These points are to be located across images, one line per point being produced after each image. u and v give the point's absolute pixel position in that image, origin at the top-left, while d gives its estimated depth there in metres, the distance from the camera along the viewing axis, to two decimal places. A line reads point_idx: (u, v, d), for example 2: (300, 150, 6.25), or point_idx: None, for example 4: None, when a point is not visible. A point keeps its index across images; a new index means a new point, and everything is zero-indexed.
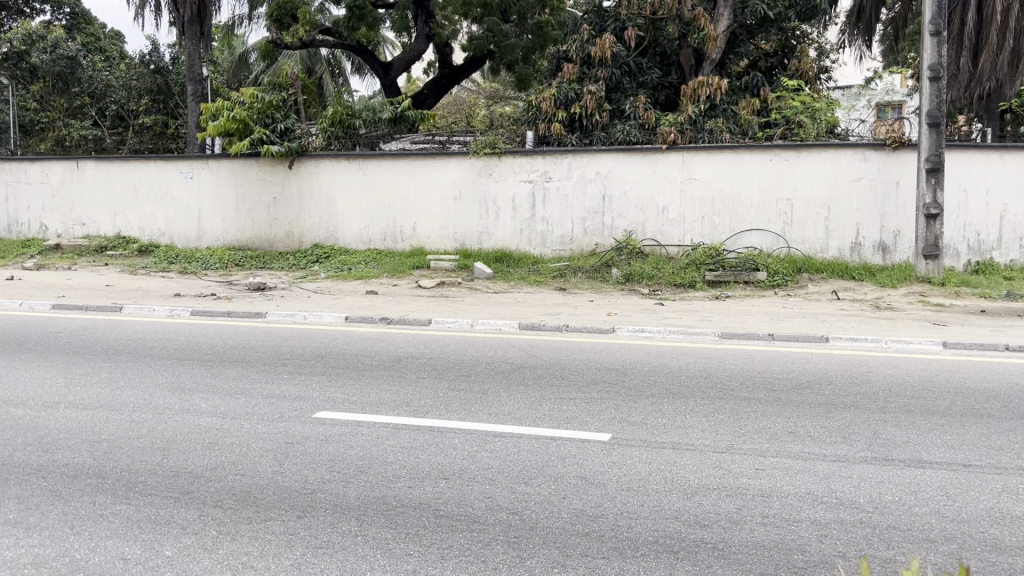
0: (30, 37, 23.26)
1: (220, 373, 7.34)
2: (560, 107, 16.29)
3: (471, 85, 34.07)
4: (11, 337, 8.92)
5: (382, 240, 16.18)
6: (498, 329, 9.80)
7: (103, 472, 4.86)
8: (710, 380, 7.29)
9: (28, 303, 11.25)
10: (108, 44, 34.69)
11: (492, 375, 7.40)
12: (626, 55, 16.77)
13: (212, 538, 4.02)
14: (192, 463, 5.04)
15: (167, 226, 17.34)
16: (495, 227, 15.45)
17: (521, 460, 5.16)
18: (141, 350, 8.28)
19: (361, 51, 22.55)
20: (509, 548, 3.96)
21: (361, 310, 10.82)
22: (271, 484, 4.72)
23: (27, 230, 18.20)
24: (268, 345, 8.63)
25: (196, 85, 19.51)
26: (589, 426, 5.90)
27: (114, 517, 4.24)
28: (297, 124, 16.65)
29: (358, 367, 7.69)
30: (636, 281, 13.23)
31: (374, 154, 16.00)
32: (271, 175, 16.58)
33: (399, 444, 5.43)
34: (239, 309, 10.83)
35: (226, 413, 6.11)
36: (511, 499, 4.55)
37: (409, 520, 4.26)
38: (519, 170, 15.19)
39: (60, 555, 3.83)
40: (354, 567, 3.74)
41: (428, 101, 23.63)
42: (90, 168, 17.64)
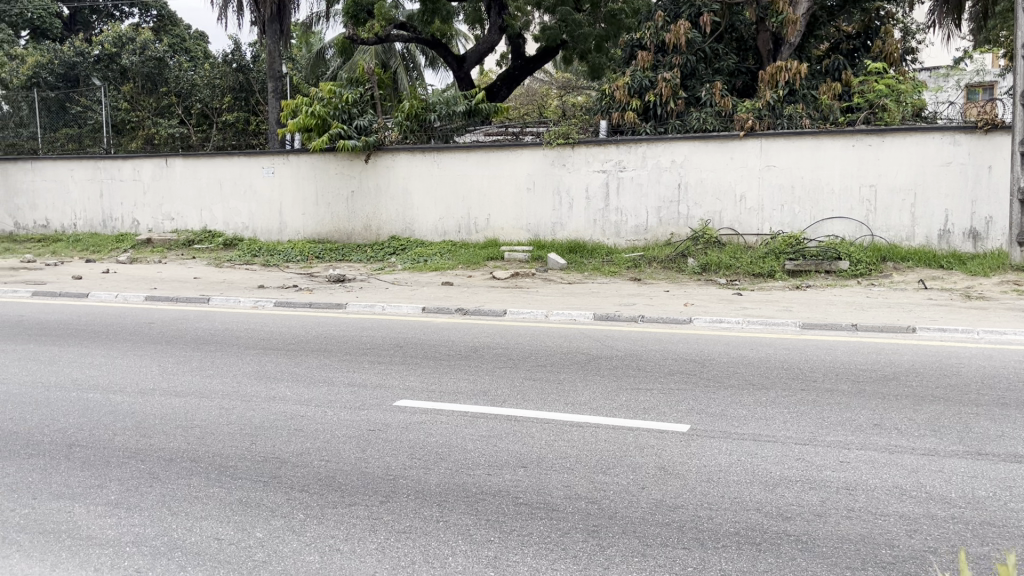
0: (120, 40, 24.50)
1: (303, 362, 7.56)
2: (634, 95, 16.06)
3: (544, 77, 34.10)
4: (108, 327, 9.34)
5: (457, 232, 16.35)
6: (573, 320, 9.79)
7: (196, 456, 5.06)
8: (791, 371, 7.14)
9: (123, 294, 11.77)
10: (194, 43, 35.91)
11: (569, 365, 7.42)
12: (702, 41, 16.46)
13: (300, 521, 4.15)
14: (280, 448, 5.20)
15: (250, 220, 17.88)
16: (569, 217, 15.43)
17: (599, 450, 5.17)
18: (228, 340, 8.57)
19: (435, 45, 22.76)
20: (588, 537, 3.98)
21: (438, 301, 10.95)
22: (355, 470, 4.84)
23: (120, 226, 18.99)
24: (350, 335, 8.82)
25: (276, 82, 20.02)
26: (667, 416, 5.86)
27: (209, 499, 4.42)
28: (374, 119, 16.83)
29: (437, 356, 7.80)
30: (713, 271, 13.02)
31: (448, 147, 16.15)
32: (348, 169, 16.91)
33: (478, 432, 5.50)
34: (320, 301, 11.10)
35: (310, 400, 6.29)
36: (590, 488, 4.57)
37: (489, 507, 4.31)
38: (593, 160, 15.12)
39: (159, 534, 4.02)
40: (436, 552, 3.81)
41: (502, 93, 23.73)
42: (179, 164, 18.30)
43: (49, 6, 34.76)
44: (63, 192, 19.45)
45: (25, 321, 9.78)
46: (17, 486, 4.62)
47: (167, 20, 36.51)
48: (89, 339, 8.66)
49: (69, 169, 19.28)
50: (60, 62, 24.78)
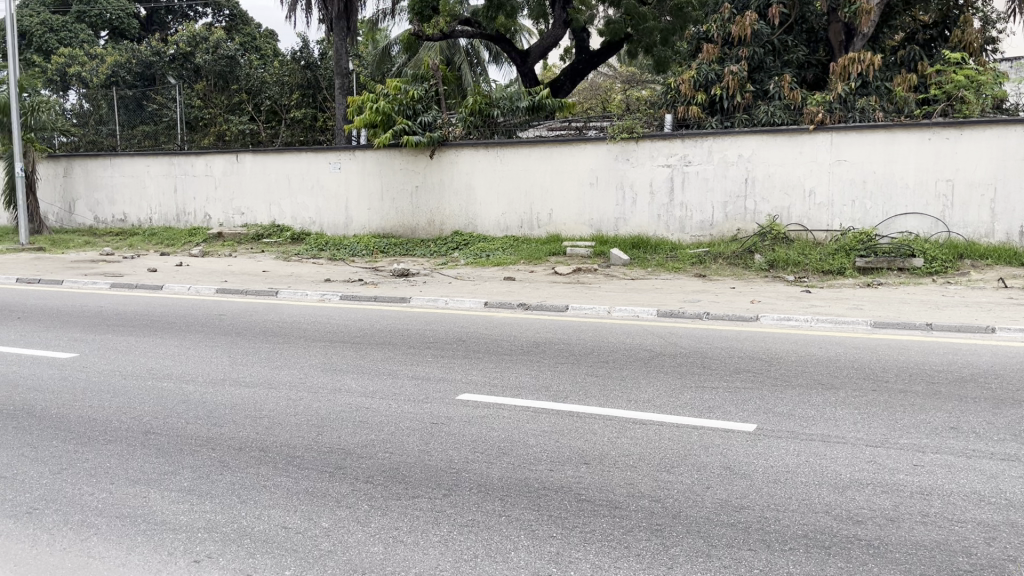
0: (194, 40, 25.25)
1: (368, 354, 7.66)
2: (699, 89, 15.83)
3: (608, 70, 33.85)
4: (182, 319, 9.61)
5: (519, 227, 16.37)
6: (636, 316, 9.71)
7: (265, 446, 5.17)
8: (861, 371, 6.95)
9: (195, 287, 12.10)
10: (264, 40, 36.74)
11: (632, 362, 7.35)
12: (770, 33, 16.15)
13: (365, 512, 4.20)
14: (345, 440, 5.28)
15: (317, 215, 18.20)
16: (633, 212, 15.30)
17: (663, 448, 5.10)
18: (295, 332, 8.75)
19: (499, 41, 22.82)
20: (652, 535, 3.93)
21: (500, 296, 10.99)
22: (419, 462, 4.89)
23: (193, 220, 19.54)
24: (414, 329, 8.89)
25: (343, 79, 20.33)
26: (732, 416, 5.76)
27: (276, 488, 4.51)
28: (438, 115, 16.97)
29: (499, 351, 7.82)
30: (780, 268, 12.76)
31: (511, 142, 16.18)
32: (413, 165, 17.08)
33: (540, 427, 5.49)
34: (385, 294, 11.25)
35: (374, 392, 6.37)
36: (653, 486, 4.51)
37: (551, 503, 4.30)
38: (658, 155, 14.96)
39: (229, 521, 4.12)
40: (499, 547, 3.82)
41: (565, 88, 23.67)
42: (249, 160, 18.73)
43: (127, 6, 36.00)
44: (140, 187, 20.08)
45: (103, 312, 10.13)
46: (96, 471, 4.79)
47: (239, 20, 37.46)
48: (164, 330, 8.94)
49: (146, 165, 19.91)
50: (138, 62, 25.55)
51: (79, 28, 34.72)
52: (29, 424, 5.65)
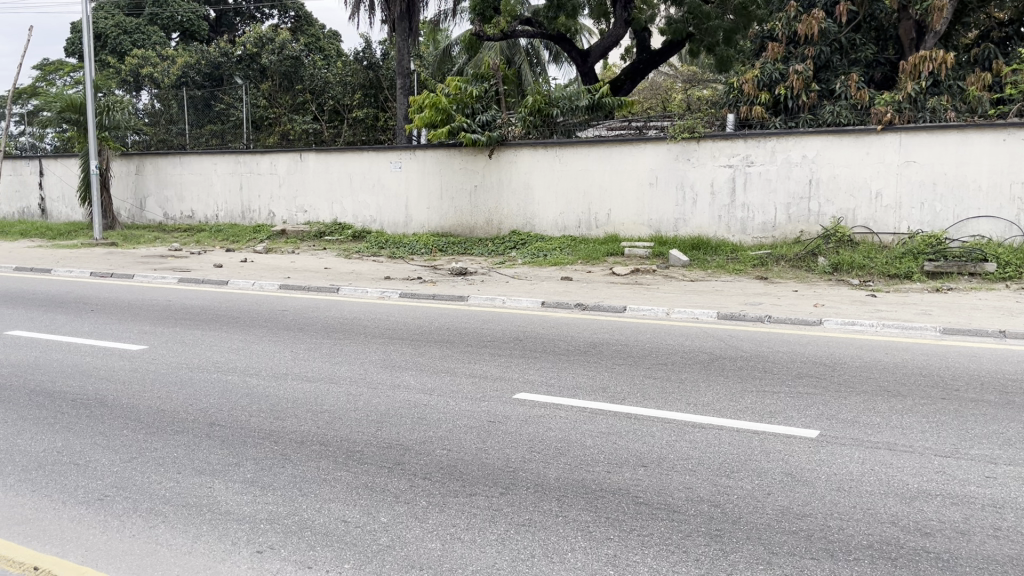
0: (260, 40, 25.65)
1: (427, 352, 7.72)
2: (763, 88, 15.54)
3: (669, 70, 33.58)
4: (245, 314, 9.83)
5: (577, 227, 16.32)
6: (696, 318, 9.59)
7: (326, 440, 5.26)
8: (930, 379, 6.75)
9: (259, 283, 12.36)
10: (328, 41, 37.43)
11: (691, 365, 7.26)
12: (837, 31, 15.78)
13: (423, 508, 4.24)
14: (404, 436, 5.33)
15: (378, 214, 18.42)
16: (693, 213, 15.12)
17: (723, 453, 5.03)
18: (356, 329, 8.86)
19: (560, 40, 22.80)
20: (711, 541, 3.88)
21: (557, 296, 10.97)
22: (476, 460, 4.91)
23: (257, 217, 19.96)
24: (471, 328, 8.92)
25: (405, 79, 20.56)
26: (795, 421, 5.64)
27: (336, 482, 4.58)
28: (498, 114, 17.02)
29: (557, 351, 7.81)
30: (844, 271, 12.46)
31: (571, 141, 16.15)
32: (472, 164, 17.16)
33: (598, 428, 5.47)
34: (443, 293, 11.30)
35: (433, 390, 6.42)
36: (713, 491, 4.45)
37: (608, 505, 4.28)
38: (719, 154, 14.75)
39: (290, 513, 4.19)
40: (556, 548, 3.81)
41: (626, 87, 23.55)
42: (312, 158, 19.05)
43: (197, 9, 36.98)
44: (207, 184, 20.60)
45: (171, 306, 10.42)
46: (164, 460, 4.93)
47: (304, 20, 38.16)
48: (228, 325, 9.15)
49: (213, 163, 20.40)
50: (207, 63, 26.26)
51: (151, 30, 35.80)
52: (101, 413, 5.84)
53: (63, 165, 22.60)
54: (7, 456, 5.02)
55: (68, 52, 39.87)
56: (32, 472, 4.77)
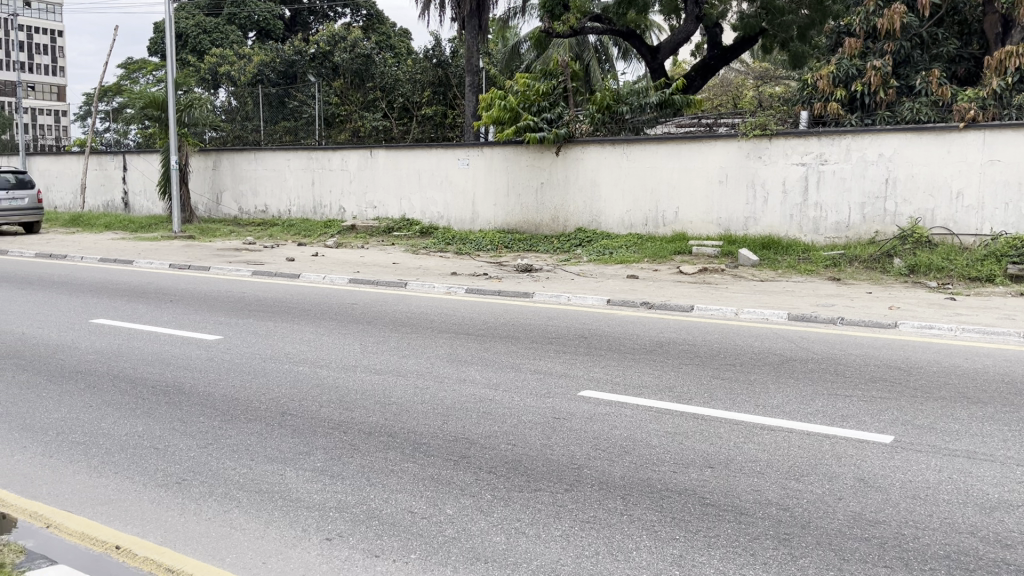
0: (333, 39, 26.92)
1: (492, 347, 7.77)
2: (838, 85, 15.17)
3: (741, 67, 33.02)
4: (316, 306, 10.04)
5: (644, 225, 16.18)
6: (765, 319, 9.42)
7: (393, 432, 5.34)
8: (1012, 386, 6.48)
9: (330, 276, 12.60)
10: (398, 40, 38.05)
11: (761, 366, 7.14)
12: (918, 26, 15.29)
13: (488, 502, 4.27)
14: (470, 430, 5.37)
15: (445, 210, 18.58)
16: (763, 212, 14.84)
17: (793, 456, 4.93)
18: (422, 323, 8.96)
19: (629, 37, 22.61)
20: (780, 545, 3.81)
21: (623, 294, 10.89)
22: (541, 456, 4.92)
23: (328, 212, 20.35)
24: (536, 324, 8.94)
25: (473, 77, 20.70)
26: (868, 426, 5.50)
27: (403, 473, 4.65)
28: (566, 112, 17.01)
29: (622, 349, 7.76)
30: (921, 273, 12.09)
31: (639, 138, 16.04)
32: (539, 161, 17.18)
33: (663, 428, 5.42)
34: (508, 289, 11.35)
35: (498, 385, 6.46)
36: (782, 495, 4.37)
37: (673, 505, 4.24)
38: (792, 152, 14.46)
39: (359, 502, 4.27)
40: (621, 546, 3.79)
41: (695, 84, 23.26)
42: (382, 155, 19.34)
43: (273, 9, 37.91)
44: (280, 180, 21.09)
45: (246, 298, 10.71)
46: (237, 447, 5.07)
47: (375, 19, 38.83)
48: (300, 317, 9.35)
49: (286, 159, 20.88)
50: (281, 62, 27.20)
51: (229, 29, 36.89)
52: (180, 400, 6.04)
53: (145, 160, 23.45)
54: (92, 439, 5.24)
55: (151, 50, 41.30)
56: (115, 454, 4.96)
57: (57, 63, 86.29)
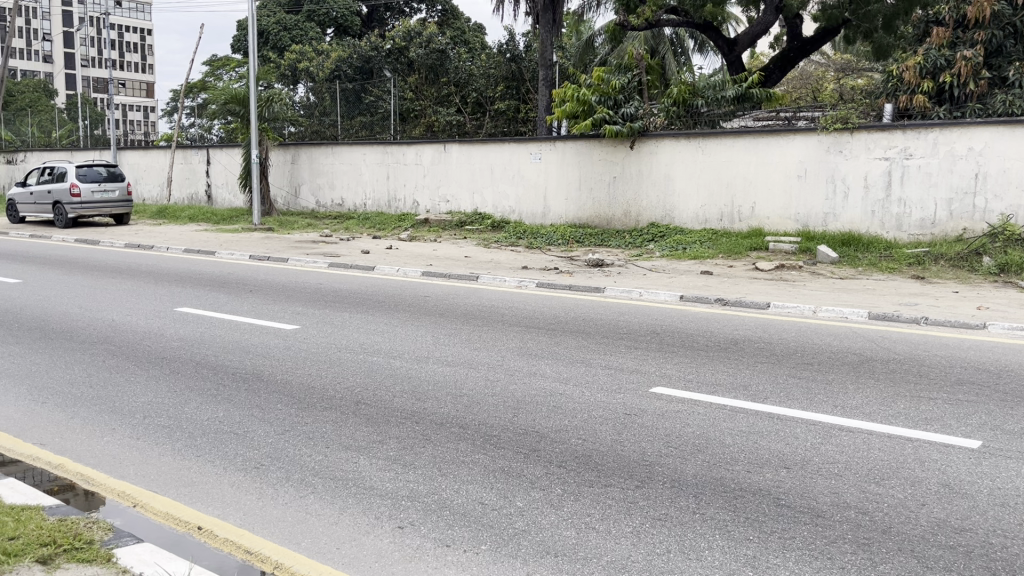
0: (408, 35, 27.70)
1: (563, 342, 7.75)
2: (925, 76, 14.64)
3: (821, 58, 32.21)
4: (389, 298, 10.19)
5: (719, 220, 15.91)
6: (844, 318, 9.14)
7: (464, 423, 5.38)
8: None
9: (403, 269, 12.76)
10: (472, 36, 38.46)
11: (840, 366, 6.94)
12: (1012, 13, 14.63)
13: (558, 496, 4.26)
14: (540, 423, 5.38)
15: (517, 204, 18.62)
16: (844, 208, 14.42)
17: (872, 459, 4.78)
18: (494, 317, 9.00)
19: (706, 29, 22.23)
20: (859, 550, 3.70)
21: (697, 290, 10.73)
22: (612, 452, 4.88)
23: (402, 206, 20.62)
24: (607, 320, 8.88)
25: (547, 71, 20.64)
26: (954, 430, 5.29)
27: (474, 465, 4.68)
28: (640, 105, 16.81)
29: (695, 346, 7.64)
30: (1012, 272, 11.56)
31: (715, 132, 15.77)
32: (613, 155, 17.06)
33: (738, 427, 5.32)
34: (580, 284, 11.29)
35: (568, 379, 6.45)
36: (861, 498, 4.24)
37: (748, 505, 4.15)
38: (875, 146, 14.01)
39: (430, 492, 4.32)
40: (693, 544, 3.74)
41: (774, 76, 22.74)
42: (455, 149, 19.49)
43: (351, 5, 38.60)
44: (356, 174, 21.46)
45: (321, 289, 10.93)
46: (313, 434, 5.18)
47: (450, 15, 39.46)
48: (373, 308, 9.50)
49: (363, 153, 21.24)
50: (358, 57, 28.59)
51: (309, 26, 37.72)
52: (258, 387, 6.21)
53: (227, 154, 24.16)
54: (176, 422, 5.43)
55: (233, 47, 42.47)
56: (197, 438, 5.13)
57: (146, 61, 90.20)
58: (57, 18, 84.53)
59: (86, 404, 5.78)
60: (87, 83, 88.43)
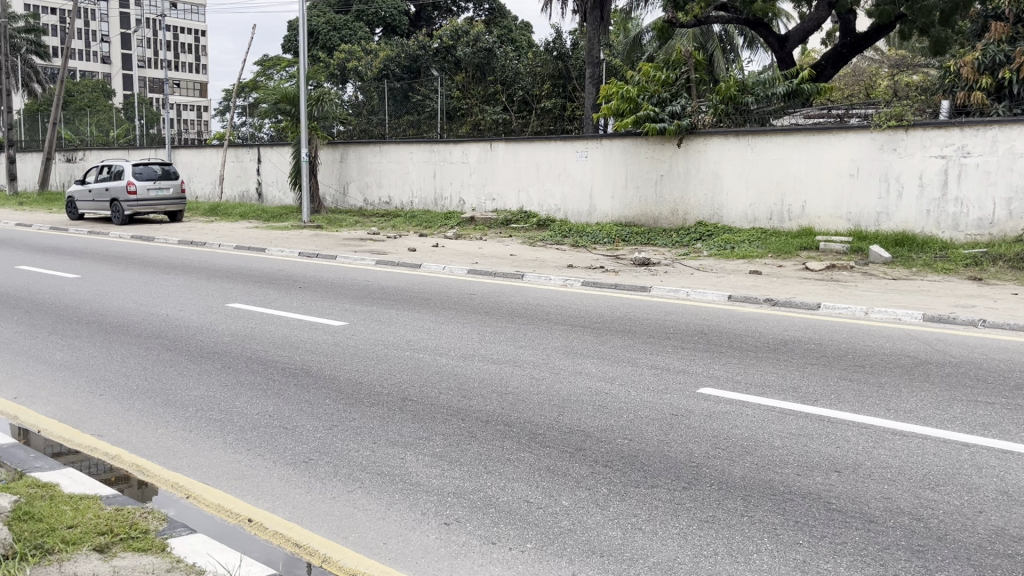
0: (456, 34, 27.89)
1: (608, 341, 7.71)
2: (983, 72, 14.27)
3: (875, 54, 31.56)
4: (435, 296, 10.26)
5: (768, 219, 15.69)
6: (897, 319, 8.95)
7: (509, 421, 5.38)
8: None
9: (449, 267, 12.82)
10: (519, 34, 38.56)
11: (893, 368, 6.79)
12: None
13: (604, 496, 4.24)
14: (586, 422, 5.35)
15: (563, 203, 18.58)
16: (897, 207, 14.11)
17: (928, 464, 4.66)
18: (539, 315, 9.00)
19: (756, 26, 21.94)
20: (913, 557, 3.61)
21: (745, 290, 10.59)
22: (659, 452, 4.84)
23: (448, 204, 20.72)
24: (654, 319, 8.82)
25: (594, 69, 20.57)
26: (1011, 436, 5.14)
27: (520, 463, 4.68)
28: (688, 103, 16.67)
29: (743, 347, 7.54)
30: None
31: (765, 129, 15.56)
32: (660, 153, 16.92)
33: (787, 429, 5.24)
34: (626, 283, 11.22)
35: (614, 378, 6.42)
36: (915, 504, 4.15)
37: (798, 509, 4.08)
38: (931, 144, 13.68)
39: (476, 489, 4.33)
40: (741, 547, 3.69)
41: (826, 73, 22.37)
42: (502, 148, 19.51)
43: (399, 5, 38.99)
44: (403, 172, 21.63)
45: (368, 286, 11.04)
46: (361, 430, 5.24)
47: (497, 13, 39.62)
48: (420, 305, 9.57)
49: (410, 151, 21.40)
50: (406, 56, 29.02)
51: (358, 26, 38.14)
52: (307, 382, 6.30)
53: (278, 152, 24.53)
54: (227, 416, 5.53)
55: (284, 47, 43.17)
56: (248, 432, 5.22)
57: (199, 62, 92.19)
58: (114, 19, 86.76)
59: (141, 397, 5.92)
60: (143, 83, 90.56)
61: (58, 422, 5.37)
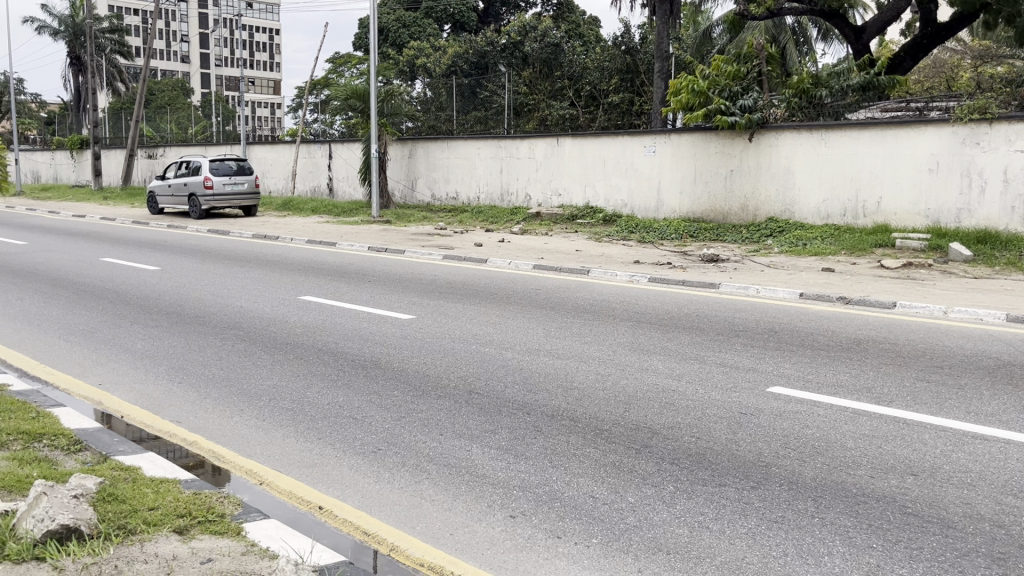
0: (523, 30, 28.00)
1: (676, 338, 7.63)
2: None
3: (958, 45, 30.42)
4: (501, 290, 10.30)
5: (842, 216, 15.29)
6: (979, 319, 8.64)
7: (575, 416, 5.37)
8: None
9: (515, 262, 12.87)
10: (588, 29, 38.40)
11: (975, 370, 6.55)
12: None
13: (671, 493, 4.21)
14: (652, 420, 5.31)
15: (630, 198, 18.45)
16: (980, 203, 13.59)
17: (1011, 470, 4.48)
18: (605, 311, 8.96)
19: (832, 17, 21.37)
20: (993, 564, 3.49)
21: (818, 288, 10.36)
22: (727, 451, 4.78)
23: (514, 200, 20.78)
24: (722, 316, 8.70)
25: (663, 63, 20.39)
26: None
27: (585, 458, 4.67)
28: (759, 97, 16.39)
29: (815, 346, 7.37)
30: None
31: (840, 123, 15.17)
32: (730, 148, 16.64)
33: (860, 430, 5.10)
34: (694, 279, 11.09)
35: (681, 375, 6.36)
36: (996, 510, 4.00)
37: (872, 512, 3.98)
38: (1017, 138, 13.11)
39: (541, 483, 4.35)
40: (811, 549, 3.62)
41: (905, 65, 21.73)
42: (568, 143, 19.47)
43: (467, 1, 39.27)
44: (470, 168, 21.77)
45: (435, 280, 11.15)
46: (428, 421, 5.30)
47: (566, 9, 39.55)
48: (486, 300, 9.62)
49: (477, 147, 21.50)
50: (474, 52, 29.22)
51: (427, 23, 38.50)
52: (375, 373, 6.42)
53: (348, 148, 24.95)
54: (299, 405, 5.66)
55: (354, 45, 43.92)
56: (319, 421, 5.34)
57: (273, 60, 94.48)
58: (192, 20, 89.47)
59: (217, 386, 6.10)
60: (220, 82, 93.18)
61: (140, 408, 5.58)
